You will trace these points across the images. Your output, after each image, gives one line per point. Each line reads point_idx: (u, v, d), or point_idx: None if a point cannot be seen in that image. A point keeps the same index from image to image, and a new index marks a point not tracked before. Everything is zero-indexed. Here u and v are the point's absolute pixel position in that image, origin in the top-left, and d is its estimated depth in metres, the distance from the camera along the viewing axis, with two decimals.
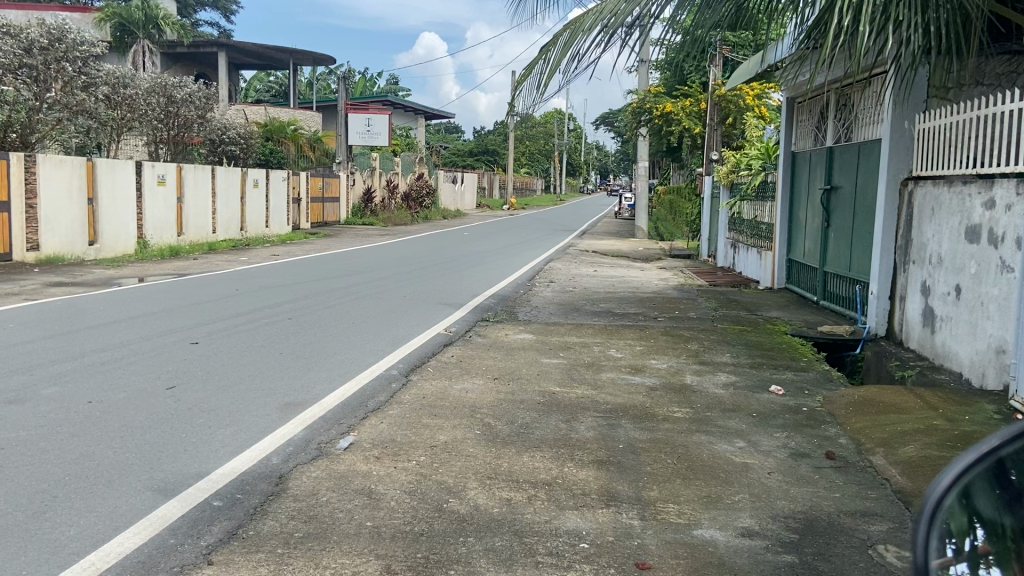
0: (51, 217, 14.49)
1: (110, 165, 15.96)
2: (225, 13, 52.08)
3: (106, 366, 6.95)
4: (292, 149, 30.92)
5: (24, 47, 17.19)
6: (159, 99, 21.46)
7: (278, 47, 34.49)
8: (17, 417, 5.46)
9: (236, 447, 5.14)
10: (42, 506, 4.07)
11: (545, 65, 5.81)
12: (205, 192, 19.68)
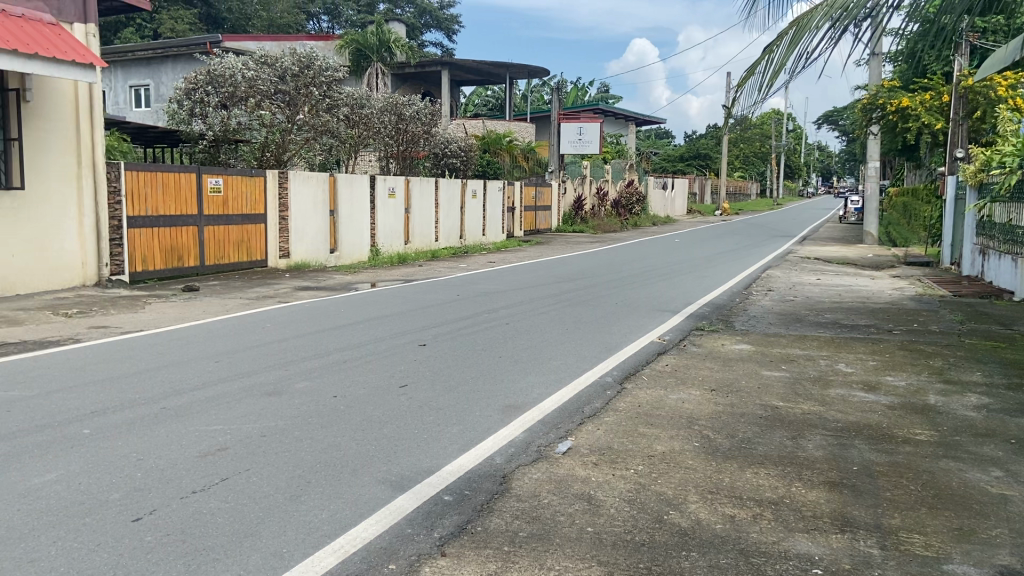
0: (300, 228, 16.09)
1: (349, 180, 17.46)
2: (448, 32, 55.37)
3: (346, 364, 7.59)
4: (507, 159, 31.96)
5: (278, 75, 19.13)
6: (391, 117, 23.14)
7: (495, 62, 35.87)
8: (275, 408, 6.11)
9: (463, 444, 5.42)
10: (297, 490, 4.52)
11: (767, 66, 5.49)
12: (429, 203, 20.95)
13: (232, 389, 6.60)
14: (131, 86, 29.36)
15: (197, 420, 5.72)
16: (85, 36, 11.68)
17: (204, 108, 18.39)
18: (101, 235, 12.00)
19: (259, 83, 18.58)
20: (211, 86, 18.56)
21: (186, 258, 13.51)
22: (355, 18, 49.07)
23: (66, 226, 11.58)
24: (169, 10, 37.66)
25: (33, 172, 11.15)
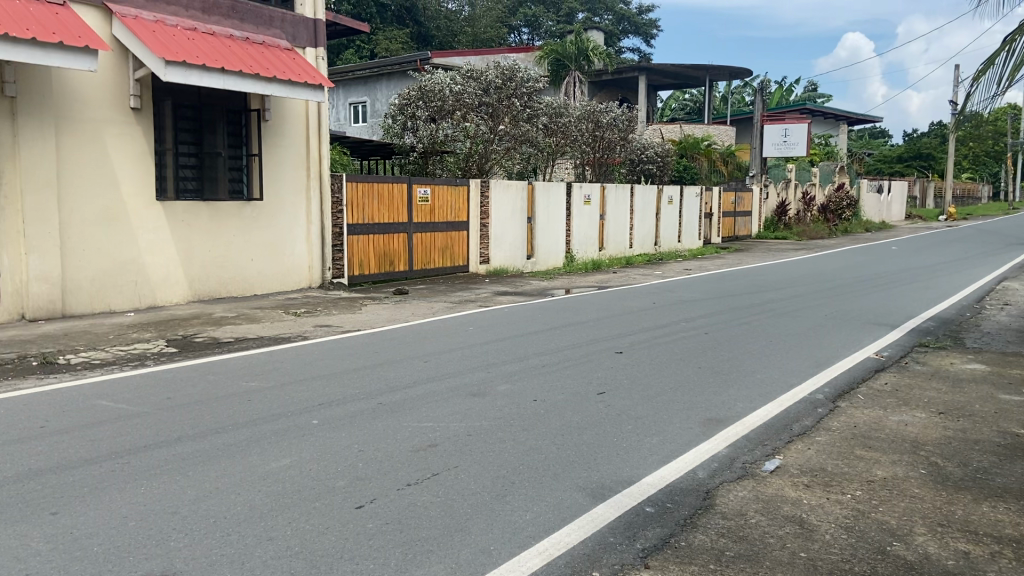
0: (499, 235, 16.62)
1: (546, 187, 17.80)
2: (646, 38, 55.04)
3: (545, 369, 7.73)
4: (705, 164, 31.10)
5: (483, 88, 19.83)
6: (588, 125, 23.34)
7: (695, 65, 35.08)
8: (479, 408, 6.33)
9: (664, 455, 5.32)
10: (502, 490, 4.64)
11: (1010, 55, 4.94)
12: (624, 210, 20.89)
13: (440, 388, 6.93)
14: (350, 104, 31.89)
15: (409, 416, 6.06)
16: (315, 60, 12.83)
17: (415, 123, 19.56)
18: (325, 241, 13.15)
19: (464, 97, 19.38)
20: (422, 102, 19.51)
21: (397, 263, 14.41)
22: (556, 29, 50.13)
23: (297, 233, 12.76)
24: (383, 31, 40.45)
25: (271, 186, 12.32)
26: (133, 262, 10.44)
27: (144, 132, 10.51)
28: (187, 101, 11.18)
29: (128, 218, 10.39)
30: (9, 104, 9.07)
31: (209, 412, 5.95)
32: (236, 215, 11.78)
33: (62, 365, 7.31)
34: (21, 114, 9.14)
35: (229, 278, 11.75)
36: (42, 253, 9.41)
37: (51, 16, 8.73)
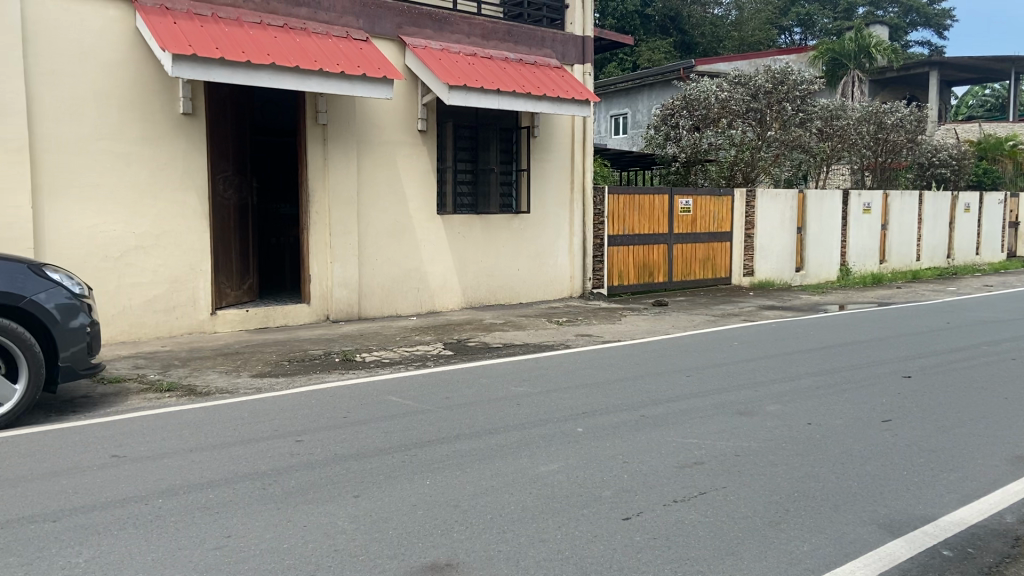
0: (766, 247, 15.89)
1: (819, 195, 16.74)
2: (937, 29, 49.83)
3: (819, 391, 7.23)
4: (1011, 166, 27.35)
5: (751, 94, 18.94)
6: (870, 127, 21.43)
7: (999, 55, 31.07)
8: (747, 428, 6.07)
9: (965, 495, 4.74)
10: (776, 516, 4.41)
11: None
12: (910, 219, 19.01)
13: (705, 404, 6.76)
14: (611, 116, 32.41)
15: (674, 432, 5.97)
16: (582, 76, 13.21)
17: (678, 132, 19.31)
18: (587, 251, 13.46)
19: (732, 103, 18.68)
20: (686, 111, 19.25)
21: (657, 275, 14.33)
22: (830, 27, 47.08)
23: (561, 244, 13.18)
24: (647, 42, 40.63)
25: (538, 199, 12.84)
26: (416, 270, 11.43)
27: (428, 152, 11.47)
28: (465, 122, 12.01)
29: (413, 230, 11.39)
30: (322, 131, 10.35)
31: (483, 414, 6.32)
32: (507, 227, 12.44)
33: (359, 362, 8.17)
34: (331, 139, 10.39)
35: (498, 286, 12.43)
36: (344, 262, 10.59)
37: (357, 52, 9.84)
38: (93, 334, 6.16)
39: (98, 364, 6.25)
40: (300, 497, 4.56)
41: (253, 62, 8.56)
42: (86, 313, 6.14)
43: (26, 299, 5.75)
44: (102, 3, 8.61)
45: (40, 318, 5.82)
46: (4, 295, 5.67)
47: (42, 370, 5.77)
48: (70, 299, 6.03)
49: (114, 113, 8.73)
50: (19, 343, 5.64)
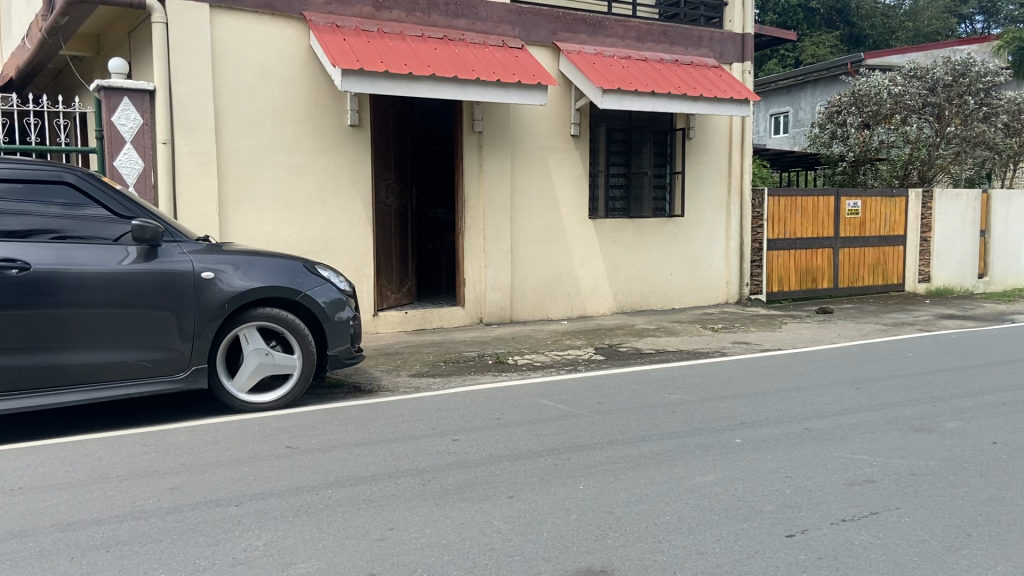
0: (944, 252, 14.75)
1: (1007, 195, 15.32)
2: None
3: (1008, 408, 6.59)
4: None
5: (929, 87, 17.45)
6: None
7: None
8: (924, 445, 5.64)
9: None
10: (958, 542, 4.06)
11: None
12: None
13: (875, 418, 6.34)
14: (772, 115, 31.26)
15: (842, 446, 5.64)
16: (742, 74, 12.82)
17: (846, 130, 18.27)
18: (745, 256, 12.98)
19: (906, 98, 17.45)
20: (854, 107, 18.16)
21: (821, 281, 13.63)
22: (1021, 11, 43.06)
23: (716, 248, 12.80)
24: (811, 37, 38.86)
25: (693, 202, 12.54)
26: (568, 275, 11.47)
27: (581, 156, 11.49)
28: (619, 125, 11.94)
29: (565, 235, 11.43)
30: (478, 138, 10.60)
31: (637, 420, 6.24)
32: (660, 231, 12.23)
33: (512, 365, 8.30)
34: (486, 146, 10.62)
35: (651, 291, 12.23)
36: (497, 266, 10.80)
37: (513, 60, 10.02)
38: (356, 327, 6.68)
39: (360, 352, 6.76)
40: (457, 495, 4.68)
41: (415, 75, 8.91)
42: (352, 308, 6.65)
43: (304, 294, 6.30)
44: (280, 24, 9.25)
45: (314, 312, 6.37)
46: (288, 291, 6.23)
47: (313, 365, 6.41)
48: (338, 294, 6.54)
49: (289, 127, 9.36)
50: (301, 341, 6.29)
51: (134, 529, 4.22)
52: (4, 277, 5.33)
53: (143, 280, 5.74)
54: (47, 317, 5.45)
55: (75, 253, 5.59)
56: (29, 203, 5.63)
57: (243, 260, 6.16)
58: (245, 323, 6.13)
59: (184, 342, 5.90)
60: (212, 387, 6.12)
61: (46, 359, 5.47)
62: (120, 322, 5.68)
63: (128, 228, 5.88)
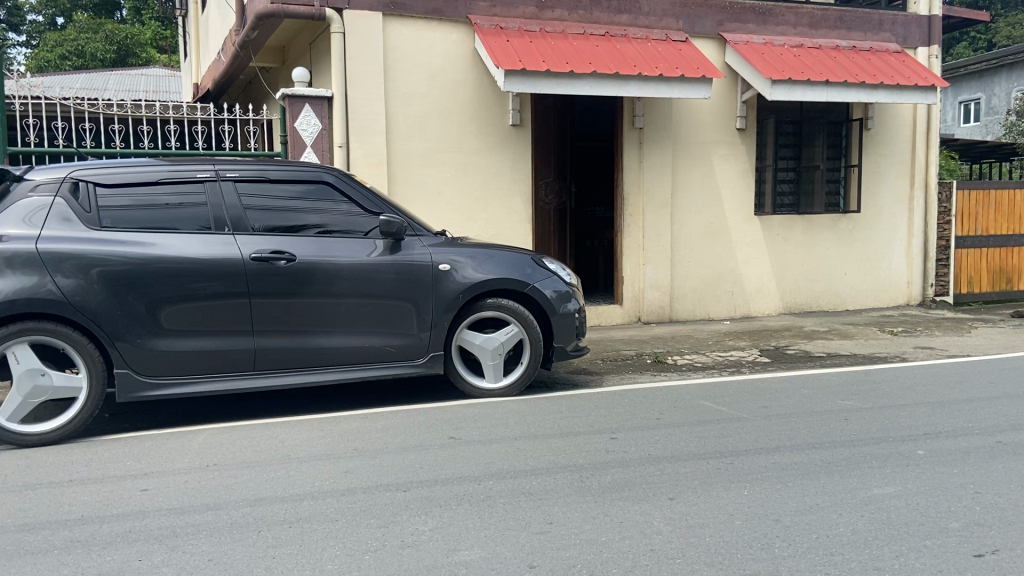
0: None
1: None
2: None
3: None
4: None
5: None
6: None
7: None
8: None
9: None
10: None
11: None
12: None
13: None
14: (960, 103, 28.79)
15: None
16: (927, 60, 11.87)
17: None
18: (929, 255, 12.02)
19: None
20: None
21: (1017, 282, 12.40)
22: None
23: (896, 246, 11.95)
24: (1007, 16, 35.40)
25: (870, 197, 11.76)
26: (730, 273, 11.10)
27: (747, 151, 11.09)
28: (788, 116, 11.38)
29: (729, 231, 11.07)
30: (638, 134, 10.48)
31: (806, 426, 5.93)
32: (832, 228, 11.56)
33: (671, 365, 8.14)
34: (647, 142, 10.47)
35: (821, 291, 11.60)
36: (656, 264, 10.62)
37: (677, 54, 9.81)
38: (581, 321, 6.82)
39: (584, 347, 6.91)
40: (616, 493, 4.65)
41: (576, 73, 8.94)
42: (578, 300, 6.81)
43: (531, 286, 6.54)
44: (447, 29, 9.57)
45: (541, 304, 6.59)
46: (519, 283, 6.49)
47: (539, 358, 6.67)
48: (565, 287, 6.72)
49: (455, 128, 9.66)
50: (531, 334, 6.56)
51: (312, 507, 4.52)
52: (274, 268, 5.90)
53: (389, 271, 6.19)
54: (311, 303, 5.99)
55: (332, 246, 6.11)
56: (301, 201, 6.21)
57: (478, 252, 6.50)
58: (524, 322, 6.53)
59: (423, 330, 6.30)
60: (447, 372, 6.49)
61: (307, 342, 6.02)
62: (369, 311, 6.16)
63: (377, 223, 6.36)
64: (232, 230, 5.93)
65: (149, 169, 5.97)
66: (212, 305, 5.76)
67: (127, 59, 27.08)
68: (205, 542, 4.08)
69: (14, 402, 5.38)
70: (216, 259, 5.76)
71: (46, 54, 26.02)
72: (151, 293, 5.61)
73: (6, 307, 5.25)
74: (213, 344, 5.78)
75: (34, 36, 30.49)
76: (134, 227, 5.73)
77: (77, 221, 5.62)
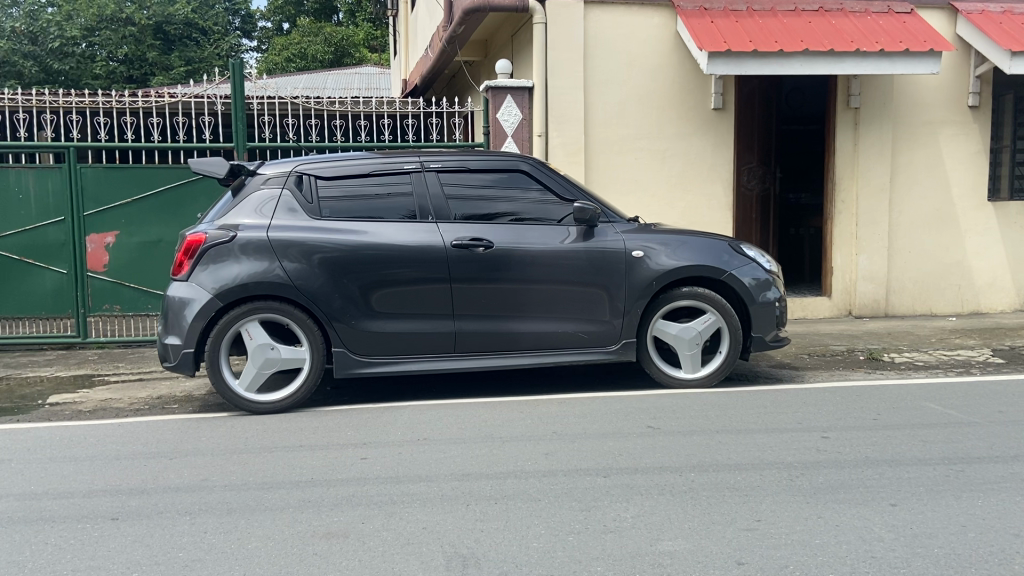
0: None
1: None
2: None
3: None
4: None
5: None
6: None
7: None
8: None
9: None
10: None
11: None
12: None
13: None
14: None
15: None
16: None
17: None
18: None
19: None
20: None
21: None
22: None
23: None
24: None
25: None
26: (958, 264, 10.11)
27: (981, 130, 10.03)
28: None
29: (957, 219, 10.08)
30: (853, 116, 9.83)
31: None
32: None
33: (887, 362, 7.56)
34: (863, 122, 9.79)
35: None
36: (872, 254, 9.90)
37: (900, 27, 9.04)
38: (782, 311, 6.52)
39: (785, 338, 6.58)
40: (831, 495, 4.39)
41: (786, 51, 8.50)
42: (778, 288, 6.51)
43: (729, 273, 6.33)
44: (649, 13, 9.42)
45: (739, 292, 6.36)
46: (716, 269, 6.31)
47: (738, 350, 6.45)
48: (765, 274, 6.44)
49: (654, 113, 9.51)
50: (729, 325, 6.37)
51: (516, 486, 4.64)
52: (473, 254, 6.12)
53: (581, 258, 6.23)
54: (508, 289, 6.16)
55: (528, 233, 6.23)
56: (500, 189, 6.38)
57: (672, 239, 6.37)
58: (722, 310, 6.35)
59: (615, 317, 6.29)
60: (641, 360, 6.45)
61: (503, 326, 6.20)
62: (564, 297, 6.23)
63: (571, 210, 6.40)
64: (435, 218, 6.21)
65: (361, 162, 6.35)
66: (414, 289, 6.07)
67: (343, 59, 29.11)
68: (420, 511, 4.31)
69: (252, 374, 5.98)
70: (421, 246, 6.08)
71: (276, 58, 28.59)
72: (364, 279, 6.01)
73: (243, 288, 5.88)
74: (417, 326, 6.11)
75: (265, 41, 33.49)
76: (348, 215, 6.15)
77: (300, 211, 6.12)
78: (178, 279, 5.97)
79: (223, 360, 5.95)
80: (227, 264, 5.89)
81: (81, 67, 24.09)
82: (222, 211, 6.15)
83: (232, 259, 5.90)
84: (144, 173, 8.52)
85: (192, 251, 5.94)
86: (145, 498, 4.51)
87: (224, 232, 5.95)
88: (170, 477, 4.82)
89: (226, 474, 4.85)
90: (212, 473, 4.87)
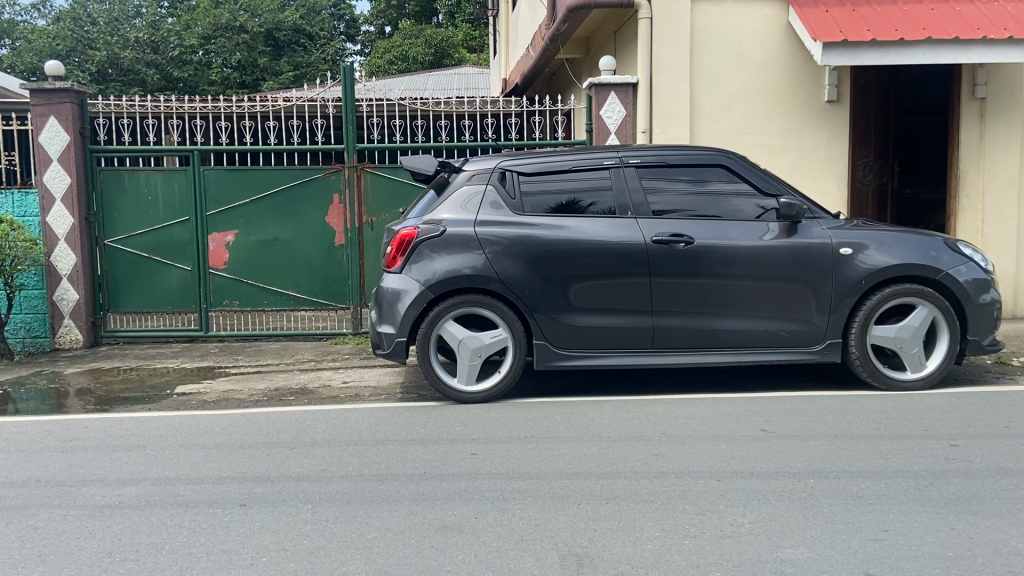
0: None
1: None
2: None
3: None
4: None
5: None
6: None
7: None
8: None
9: None
10: None
11: None
12: None
13: None
14: None
15: None
16: None
17: None
18: None
19: None
20: None
21: None
22: None
23: None
24: None
25: None
26: None
27: None
28: None
29: None
30: (980, 106, 9.31)
31: None
32: None
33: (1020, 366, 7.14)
34: (990, 116, 9.27)
35: None
36: (999, 252, 9.36)
37: None
38: (999, 313, 6.27)
39: (999, 341, 6.34)
40: (962, 507, 4.17)
41: (907, 41, 8.13)
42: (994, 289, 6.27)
43: (944, 273, 6.10)
44: (759, 5, 9.18)
45: (956, 292, 6.13)
46: (931, 269, 6.08)
47: (954, 355, 6.22)
48: (982, 274, 6.19)
49: (772, 108, 9.27)
50: (949, 327, 6.15)
51: (627, 487, 4.61)
52: (674, 250, 6.10)
53: (785, 254, 6.11)
54: (711, 286, 6.11)
55: (728, 229, 6.15)
56: (692, 184, 6.32)
57: (882, 237, 6.16)
58: (953, 333, 6.16)
59: (821, 316, 6.15)
60: (846, 360, 6.26)
61: (706, 323, 6.16)
62: (768, 294, 6.13)
63: (773, 205, 6.28)
64: (634, 214, 6.22)
65: (560, 159, 6.39)
66: (616, 286, 6.12)
67: (443, 60, 29.51)
68: (531, 508, 4.34)
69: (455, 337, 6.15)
70: (624, 242, 6.11)
71: (378, 61, 29.18)
72: (568, 277, 6.10)
73: (451, 282, 6.07)
74: (613, 323, 6.16)
75: (367, 44, 34.25)
76: (551, 213, 6.24)
77: (504, 207, 6.24)
78: (391, 271, 6.21)
79: (445, 325, 6.15)
80: (432, 259, 6.10)
81: (199, 75, 24.92)
82: (429, 207, 6.35)
83: (440, 254, 6.10)
84: (262, 175, 8.87)
85: (405, 245, 6.15)
86: (269, 486, 4.70)
87: (432, 226, 6.14)
88: (291, 466, 5.01)
89: (343, 465, 5.01)
90: (330, 464, 5.03)
